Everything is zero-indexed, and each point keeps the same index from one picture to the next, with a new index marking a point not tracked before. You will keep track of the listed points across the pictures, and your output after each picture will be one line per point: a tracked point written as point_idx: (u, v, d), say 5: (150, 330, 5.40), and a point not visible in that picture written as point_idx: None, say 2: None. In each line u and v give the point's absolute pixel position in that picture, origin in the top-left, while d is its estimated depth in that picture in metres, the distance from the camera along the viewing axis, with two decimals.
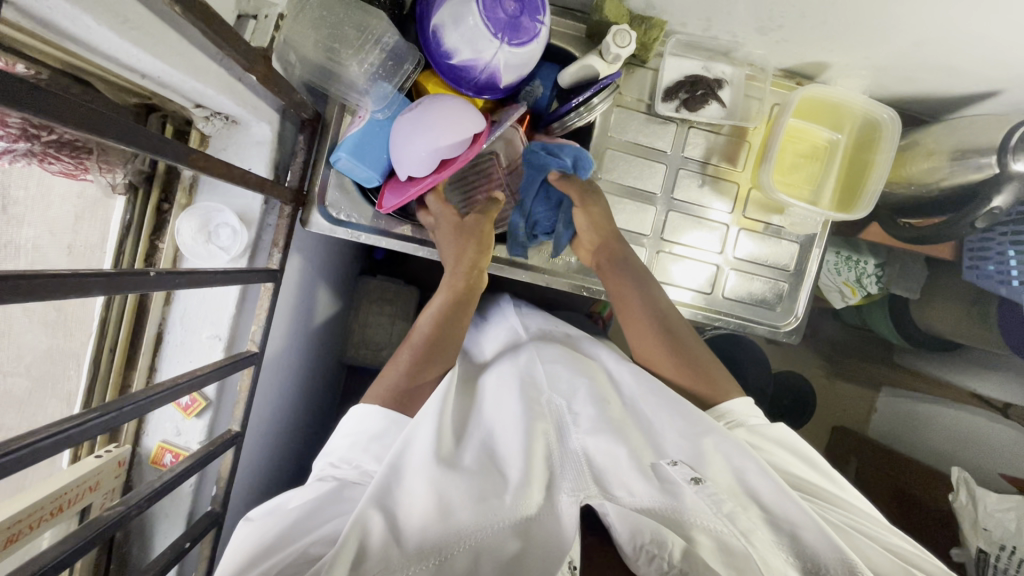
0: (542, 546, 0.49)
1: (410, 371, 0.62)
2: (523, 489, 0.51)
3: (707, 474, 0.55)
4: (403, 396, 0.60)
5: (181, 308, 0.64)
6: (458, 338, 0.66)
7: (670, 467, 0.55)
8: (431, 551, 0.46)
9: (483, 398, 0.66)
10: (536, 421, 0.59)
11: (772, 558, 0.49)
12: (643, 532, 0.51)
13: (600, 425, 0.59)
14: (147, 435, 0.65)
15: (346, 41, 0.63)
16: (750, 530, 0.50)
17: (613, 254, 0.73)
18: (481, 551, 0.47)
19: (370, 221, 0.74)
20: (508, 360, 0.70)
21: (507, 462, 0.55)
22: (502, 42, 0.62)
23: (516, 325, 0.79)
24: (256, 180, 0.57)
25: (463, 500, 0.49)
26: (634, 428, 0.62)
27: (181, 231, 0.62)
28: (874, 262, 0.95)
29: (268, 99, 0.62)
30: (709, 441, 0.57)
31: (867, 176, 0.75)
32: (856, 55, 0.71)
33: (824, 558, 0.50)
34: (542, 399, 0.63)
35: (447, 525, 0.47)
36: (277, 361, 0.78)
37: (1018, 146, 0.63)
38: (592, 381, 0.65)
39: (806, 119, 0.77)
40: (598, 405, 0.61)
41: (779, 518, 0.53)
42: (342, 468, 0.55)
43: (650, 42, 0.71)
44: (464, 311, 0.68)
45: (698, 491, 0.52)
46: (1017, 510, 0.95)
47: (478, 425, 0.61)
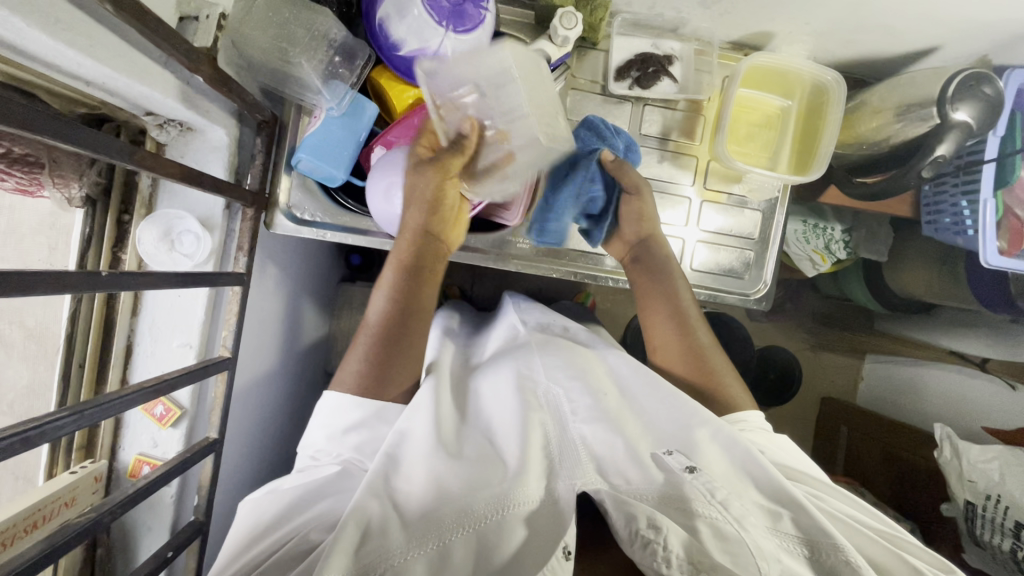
0: (545, 534, 0.51)
1: (371, 355, 0.63)
2: (521, 477, 0.54)
3: (702, 463, 0.56)
4: (372, 378, 0.62)
5: (149, 318, 0.67)
6: (418, 307, 0.66)
7: (668, 456, 0.57)
8: (433, 534, 0.49)
9: (485, 396, 0.67)
10: (532, 411, 0.61)
11: (764, 541, 0.50)
12: (637, 517, 0.51)
13: (593, 414, 0.60)
14: (123, 448, 0.67)
15: (292, 40, 0.64)
16: (743, 516, 0.52)
17: (645, 250, 0.76)
18: (481, 539, 0.50)
19: (335, 219, 0.75)
20: (504, 358, 0.71)
21: (505, 458, 0.57)
22: (446, 29, 0.62)
23: (514, 322, 0.80)
24: (213, 182, 0.61)
25: (461, 487, 0.53)
26: (634, 418, 0.63)
27: (143, 240, 0.64)
28: (841, 228, 1.04)
29: (220, 103, 0.64)
30: (703, 431, 0.59)
31: (819, 138, 0.76)
32: (797, 21, 0.73)
33: (817, 535, 0.51)
34: (538, 392, 0.64)
35: (438, 522, 0.50)
36: (254, 366, 0.83)
37: (957, 95, 0.63)
38: (586, 370, 0.66)
39: (756, 88, 0.79)
40: (592, 394, 0.62)
41: (772, 495, 0.55)
42: (323, 458, 0.61)
43: (597, 22, 0.73)
44: (419, 275, 0.66)
45: (695, 479, 0.54)
46: (1000, 459, 0.96)
47: (479, 428, 0.63)
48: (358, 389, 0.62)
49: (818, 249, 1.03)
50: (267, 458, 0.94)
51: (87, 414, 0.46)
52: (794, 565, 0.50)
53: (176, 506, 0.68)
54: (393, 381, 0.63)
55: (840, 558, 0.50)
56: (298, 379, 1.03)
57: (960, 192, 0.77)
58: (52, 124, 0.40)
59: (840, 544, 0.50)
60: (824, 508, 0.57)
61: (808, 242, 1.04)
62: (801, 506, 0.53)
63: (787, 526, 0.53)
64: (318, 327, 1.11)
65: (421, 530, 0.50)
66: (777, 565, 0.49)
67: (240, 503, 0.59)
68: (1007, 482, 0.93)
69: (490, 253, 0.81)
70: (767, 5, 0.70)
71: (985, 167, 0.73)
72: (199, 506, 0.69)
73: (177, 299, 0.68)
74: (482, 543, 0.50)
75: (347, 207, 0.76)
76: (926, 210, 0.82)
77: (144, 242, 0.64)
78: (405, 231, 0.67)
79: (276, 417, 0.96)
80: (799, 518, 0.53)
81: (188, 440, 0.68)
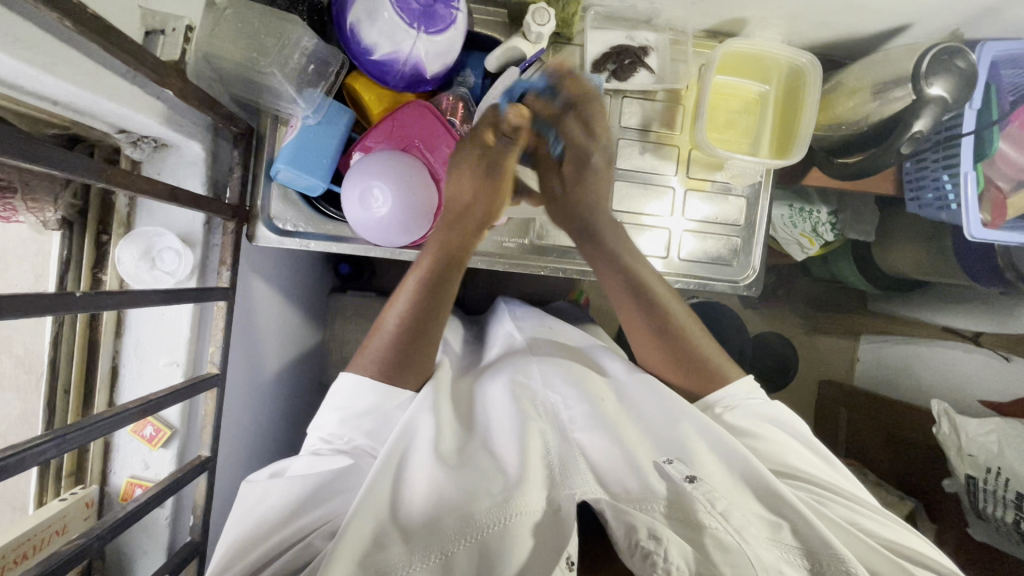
0: (547, 543, 0.51)
1: (399, 341, 0.63)
2: (521, 487, 0.52)
3: (702, 473, 0.55)
4: (398, 363, 0.62)
5: (134, 339, 0.66)
6: (446, 299, 0.66)
7: (668, 465, 0.56)
8: (435, 546, 0.49)
9: (482, 407, 0.66)
10: (531, 422, 0.60)
11: (765, 554, 0.50)
12: (638, 528, 0.50)
13: (592, 421, 0.60)
14: (113, 472, 0.66)
15: (262, 50, 0.63)
16: (743, 527, 0.51)
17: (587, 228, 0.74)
18: (483, 549, 0.49)
19: (318, 228, 0.75)
20: (502, 367, 0.71)
21: (502, 466, 0.56)
22: (418, 31, 0.62)
23: (511, 329, 0.82)
24: (188, 196, 0.60)
25: (459, 494, 0.52)
26: (632, 423, 0.63)
27: (122, 259, 0.63)
28: (827, 210, 1.04)
29: (193, 116, 0.63)
30: (686, 424, 0.60)
31: (798, 120, 0.76)
32: (769, 6, 0.73)
33: (818, 552, 0.51)
34: (536, 401, 0.64)
35: (438, 533, 0.49)
36: (243, 381, 0.82)
37: (931, 70, 0.62)
38: (583, 379, 0.66)
39: (734, 75, 0.79)
40: (589, 401, 0.62)
41: (773, 505, 0.54)
42: (335, 442, 0.60)
43: (569, 17, 0.73)
44: (453, 269, 0.68)
45: (696, 489, 0.53)
46: (998, 432, 0.97)
47: (477, 434, 0.62)
48: (381, 374, 0.62)
49: (805, 232, 1.04)
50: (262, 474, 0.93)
51: (70, 438, 0.45)
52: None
53: (170, 528, 0.67)
54: (414, 370, 0.63)
55: (840, 569, 0.50)
56: (291, 392, 1.02)
57: (941, 167, 0.78)
58: (16, 144, 0.39)
59: (842, 557, 0.50)
60: (828, 516, 0.56)
61: (796, 226, 1.04)
62: (804, 518, 0.52)
63: (788, 538, 0.53)
64: (311, 338, 1.10)
65: (422, 541, 0.49)
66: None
67: (243, 483, 0.58)
68: (1007, 454, 0.94)
69: (481, 255, 0.80)
70: None
71: (964, 139, 0.73)
72: (194, 527, 0.68)
73: (161, 317, 0.67)
74: (484, 554, 0.49)
75: (330, 215, 0.75)
76: (909, 185, 0.82)
77: (124, 261, 0.63)
78: (443, 226, 0.69)
79: (271, 431, 0.95)
80: (799, 529, 0.53)
81: (180, 459, 0.67)
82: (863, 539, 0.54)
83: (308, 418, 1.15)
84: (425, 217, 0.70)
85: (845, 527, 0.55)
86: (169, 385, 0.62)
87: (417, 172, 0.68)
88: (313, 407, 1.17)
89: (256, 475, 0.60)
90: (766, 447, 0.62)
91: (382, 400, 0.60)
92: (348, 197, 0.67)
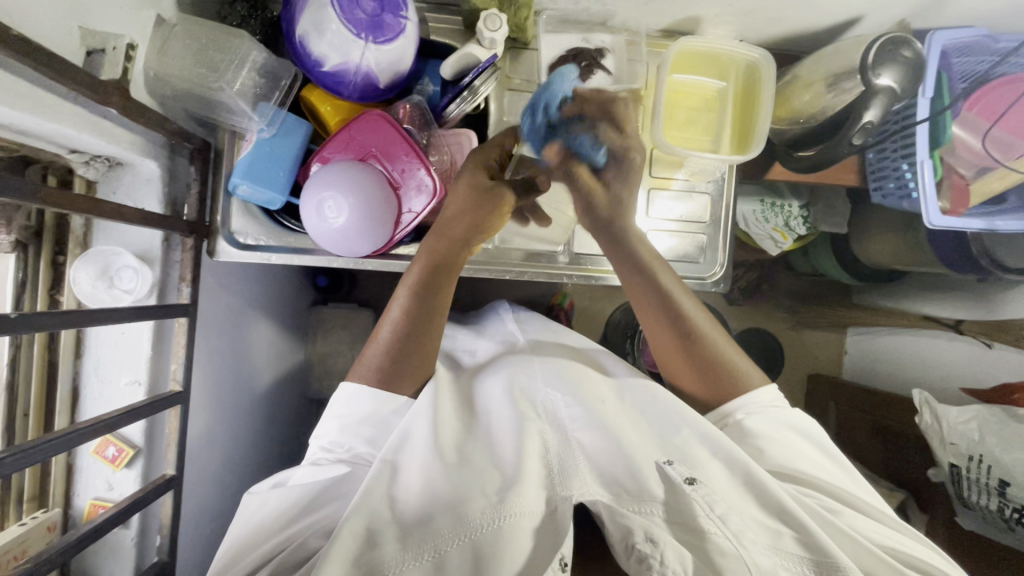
0: (542, 545, 0.52)
1: (391, 347, 0.64)
2: (516, 489, 0.53)
3: (700, 475, 0.56)
4: (392, 370, 0.64)
5: (94, 359, 0.66)
6: (439, 309, 0.66)
7: (669, 467, 0.57)
8: (427, 545, 0.51)
9: (486, 411, 0.67)
10: (529, 422, 0.61)
11: (762, 558, 0.50)
12: (633, 531, 0.51)
13: (591, 421, 0.62)
14: (77, 495, 0.66)
15: (211, 66, 0.63)
16: (742, 532, 0.51)
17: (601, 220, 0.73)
18: (476, 549, 0.50)
19: (282, 241, 0.74)
20: (502, 366, 0.72)
21: (500, 468, 0.57)
22: (366, 41, 0.62)
23: (512, 330, 0.83)
24: (140, 215, 0.59)
25: (458, 496, 0.54)
26: (637, 422, 0.64)
27: (78, 280, 0.64)
28: (798, 204, 1.04)
29: (145, 134, 0.63)
30: (687, 432, 0.60)
31: (757, 115, 0.76)
32: (720, 4, 0.73)
33: (824, 552, 0.51)
34: (536, 401, 0.65)
35: (433, 533, 0.51)
36: (212, 398, 0.81)
37: (879, 61, 0.63)
38: (581, 383, 0.67)
39: (692, 72, 0.79)
40: (586, 403, 0.63)
41: (774, 509, 0.54)
42: (335, 451, 0.62)
43: (522, 21, 0.73)
44: (445, 277, 0.67)
45: (695, 491, 0.54)
46: (978, 418, 0.97)
47: (477, 437, 0.63)
48: (377, 381, 0.64)
49: (777, 227, 1.04)
50: None
51: (9, 463, 0.44)
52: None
53: (137, 548, 0.67)
54: (408, 373, 0.65)
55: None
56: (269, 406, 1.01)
57: (901, 157, 0.78)
58: None
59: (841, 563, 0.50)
60: (826, 521, 0.56)
61: (768, 221, 1.04)
62: (804, 524, 0.52)
63: (788, 542, 0.53)
64: (289, 351, 1.10)
65: (416, 541, 0.51)
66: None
67: (247, 494, 0.61)
68: (987, 440, 0.93)
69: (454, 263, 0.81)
70: None
71: (918, 127, 0.73)
72: (161, 547, 0.67)
73: (122, 335, 0.66)
74: (478, 555, 0.50)
75: (292, 228, 0.75)
76: (871, 177, 0.82)
77: (79, 282, 0.64)
78: (436, 234, 0.69)
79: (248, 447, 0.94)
80: (802, 536, 0.52)
81: (144, 478, 0.66)
82: (863, 546, 0.55)
83: (289, 431, 1.14)
84: (385, 225, 0.69)
85: (843, 531, 0.55)
86: (129, 404, 0.62)
87: (377, 182, 0.68)
88: (294, 420, 1.17)
89: (259, 485, 0.62)
90: (774, 451, 0.63)
91: (378, 407, 0.63)
92: (308, 203, 0.66)
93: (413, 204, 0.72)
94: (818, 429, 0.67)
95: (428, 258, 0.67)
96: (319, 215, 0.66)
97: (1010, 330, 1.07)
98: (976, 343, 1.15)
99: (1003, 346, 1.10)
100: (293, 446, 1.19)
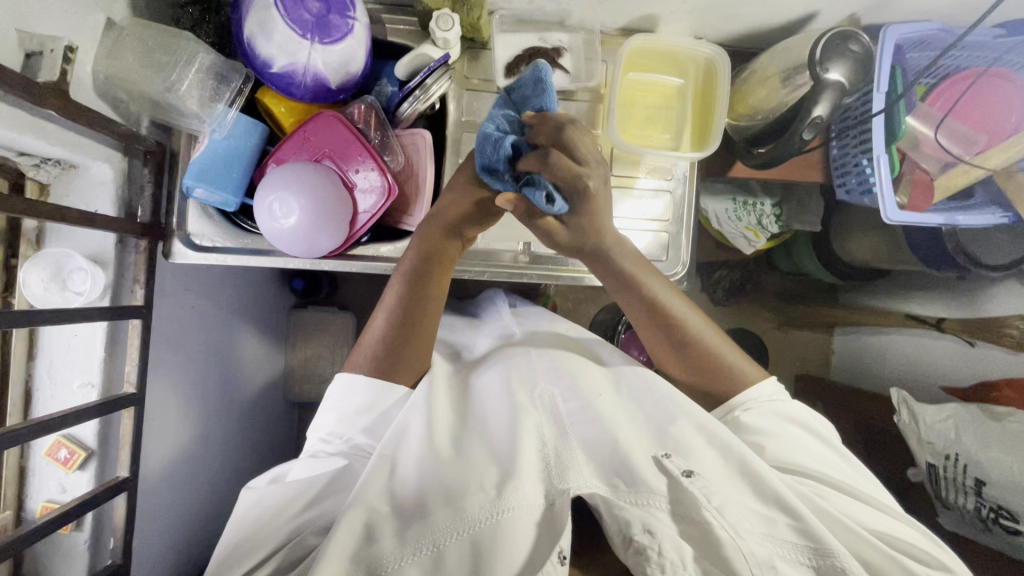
0: (544, 537, 0.52)
1: (387, 337, 0.66)
2: (512, 483, 0.53)
3: (696, 466, 0.56)
4: (386, 362, 0.65)
5: (47, 361, 0.66)
6: (428, 302, 0.67)
7: (666, 459, 0.56)
8: (425, 540, 0.51)
9: (482, 403, 0.66)
10: (526, 416, 0.61)
11: (758, 548, 0.50)
12: (632, 524, 0.51)
13: (589, 414, 0.61)
14: (30, 497, 0.66)
15: (157, 67, 0.64)
16: (738, 522, 0.52)
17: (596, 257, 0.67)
18: (474, 544, 0.50)
19: (239, 242, 0.75)
20: (502, 359, 0.71)
21: (499, 460, 0.57)
22: (312, 42, 0.63)
23: (508, 323, 0.82)
24: (87, 217, 0.59)
25: (455, 491, 0.54)
26: (634, 413, 0.63)
27: (29, 283, 0.64)
28: (770, 202, 1.03)
29: (96, 137, 0.62)
30: (688, 425, 0.59)
31: (714, 110, 0.76)
32: (673, 2, 0.74)
33: (822, 543, 0.51)
34: (533, 394, 0.65)
35: (431, 527, 0.52)
36: (177, 401, 0.81)
37: (826, 56, 0.63)
38: (578, 377, 0.66)
39: (648, 69, 0.79)
40: (586, 396, 0.63)
41: (772, 500, 0.54)
42: (333, 443, 0.63)
43: (475, 21, 0.72)
44: (435, 269, 0.68)
45: (692, 483, 0.53)
46: (955, 417, 0.95)
47: (475, 429, 0.62)
48: (373, 370, 0.65)
49: (750, 226, 1.01)
50: (209, 495, 0.92)
51: None
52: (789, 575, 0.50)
53: (90, 552, 0.67)
54: (400, 365, 0.66)
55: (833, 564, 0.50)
56: (242, 410, 1.01)
57: (860, 153, 0.77)
58: None
59: (835, 552, 0.50)
60: (821, 509, 0.56)
61: (740, 219, 1.02)
62: (801, 513, 0.52)
63: (784, 532, 0.53)
64: (263, 354, 1.10)
65: (415, 535, 0.52)
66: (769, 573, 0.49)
67: (244, 490, 0.61)
68: (964, 440, 0.91)
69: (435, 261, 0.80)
70: None
71: (875, 119, 0.72)
72: (115, 549, 0.67)
73: (74, 337, 0.66)
74: (477, 550, 0.50)
75: (247, 228, 0.76)
76: (834, 171, 0.83)
77: (30, 284, 0.64)
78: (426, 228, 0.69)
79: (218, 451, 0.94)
80: (799, 526, 0.52)
81: (98, 480, 0.66)
82: (860, 536, 0.55)
83: (268, 435, 1.13)
84: (338, 225, 0.69)
85: (840, 521, 0.55)
86: (77, 406, 0.62)
87: (330, 183, 0.68)
88: (274, 424, 1.16)
89: (256, 481, 0.63)
90: (774, 446, 0.62)
91: (380, 397, 0.64)
92: (263, 201, 0.66)
93: (367, 205, 0.72)
94: (818, 421, 0.67)
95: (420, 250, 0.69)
96: (276, 213, 0.66)
97: (994, 329, 0.98)
98: (959, 341, 1.05)
99: (986, 344, 1.00)
100: (275, 451, 1.18)
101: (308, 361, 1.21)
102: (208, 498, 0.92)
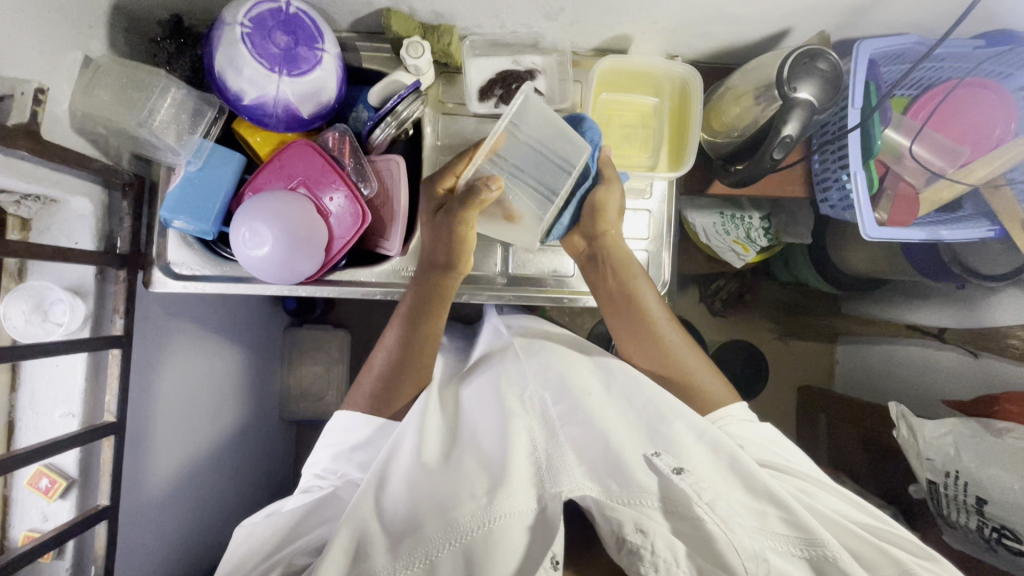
0: (540, 546, 0.49)
1: (383, 375, 0.66)
2: (502, 488, 0.51)
3: (688, 464, 0.52)
4: (381, 393, 0.65)
5: (29, 392, 0.67)
6: (426, 339, 0.67)
7: (656, 458, 0.53)
8: (418, 552, 0.49)
9: (469, 411, 0.63)
10: (516, 418, 0.57)
11: (751, 542, 0.48)
12: (625, 523, 0.50)
13: (579, 414, 0.58)
14: (12, 527, 0.67)
15: (130, 104, 0.66)
16: (729, 517, 0.49)
17: (601, 256, 0.72)
18: (468, 553, 0.48)
19: (221, 271, 0.78)
20: (486, 370, 0.67)
21: (489, 469, 0.54)
22: (280, 74, 0.65)
23: (498, 325, 0.79)
24: (63, 252, 0.60)
25: (442, 500, 0.52)
26: (624, 414, 0.59)
27: (10, 315, 0.64)
28: (758, 216, 0.98)
29: (72, 173, 0.63)
30: (681, 425, 0.56)
31: (688, 129, 0.76)
32: (645, 22, 0.74)
33: (826, 547, 0.48)
34: (521, 395, 0.61)
35: (422, 539, 0.49)
36: (168, 419, 0.81)
37: (793, 75, 0.63)
38: (568, 377, 0.63)
39: (621, 91, 0.79)
40: (575, 396, 0.60)
41: (763, 494, 0.51)
42: (327, 477, 0.61)
43: (447, 47, 0.74)
44: (431, 309, 0.68)
45: (683, 481, 0.50)
46: (954, 432, 0.86)
47: (465, 439, 0.59)
48: (369, 407, 0.65)
49: (738, 239, 0.97)
50: (205, 519, 0.92)
51: None
52: (782, 566, 0.48)
53: None
54: (397, 401, 0.66)
55: (824, 556, 0.48)
56: (237, 429, 1.01)
57: (839, 169, 0.77)
58: None
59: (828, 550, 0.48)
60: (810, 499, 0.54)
61: (728, 233, 0.98)
62: (791, 506, 0.50)
63: (777, 525, 0.50)
64: (257, 375, 1.09)
65: (408, 548, 0.49)
66: (763, 568, 0.47)
67: (237, 526, 0.60)
68: (963, 457, 0.84)
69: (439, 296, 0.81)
70: (607, 11, 0.71)
71: (850, 135, 0.71)
72: None
73: (55, 368, 0.67)
74: (471, 557, 0.48)
75: (227, 257, 0.78)
76: (817, 186, 0.82)
77: (10, 316, 0.64)
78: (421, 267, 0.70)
79: (217, 469, 0.94)
80: (791, 519, 0.50)
81: (79, 508, 0.67)
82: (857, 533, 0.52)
83: (264, 455, 1.13)
84: (314, 250, 0.70)
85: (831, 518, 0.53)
86: (58, 437, 0.63)
87: (302, 209, 0.69)
88: (270, 442, 1.16)
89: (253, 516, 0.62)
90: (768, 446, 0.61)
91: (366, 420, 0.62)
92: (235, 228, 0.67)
93: (342, 231, 0.73)
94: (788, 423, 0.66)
95: (414, 294, 0.69)
96: (243, 232, 0.66)
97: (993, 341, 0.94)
98: (962, 351, 1.01)
99: (991, 355, 0.96)
100: (271, 471, 1.17)
101: (303, 379, 1.21)
102: (205, 520, 0.92)
